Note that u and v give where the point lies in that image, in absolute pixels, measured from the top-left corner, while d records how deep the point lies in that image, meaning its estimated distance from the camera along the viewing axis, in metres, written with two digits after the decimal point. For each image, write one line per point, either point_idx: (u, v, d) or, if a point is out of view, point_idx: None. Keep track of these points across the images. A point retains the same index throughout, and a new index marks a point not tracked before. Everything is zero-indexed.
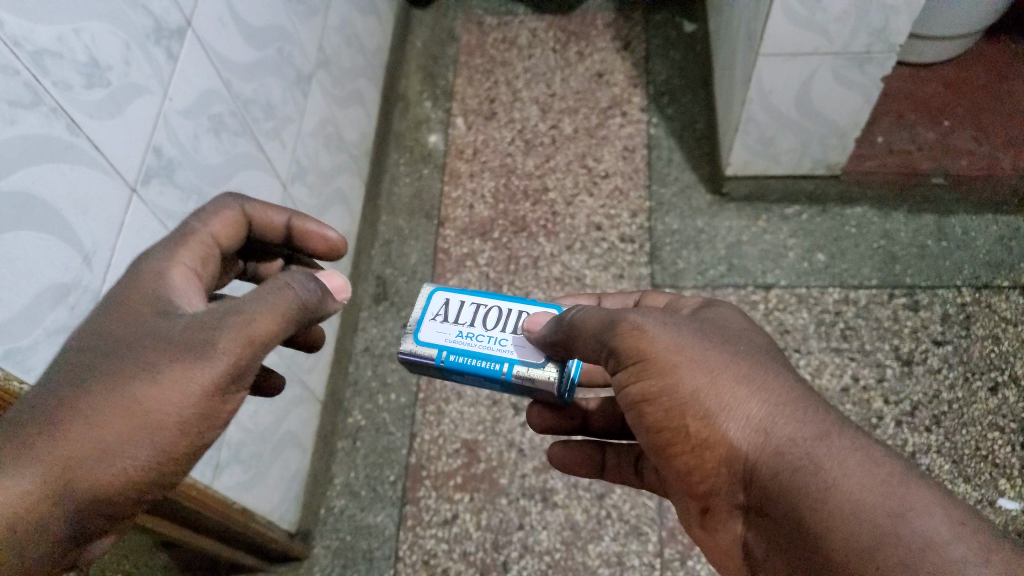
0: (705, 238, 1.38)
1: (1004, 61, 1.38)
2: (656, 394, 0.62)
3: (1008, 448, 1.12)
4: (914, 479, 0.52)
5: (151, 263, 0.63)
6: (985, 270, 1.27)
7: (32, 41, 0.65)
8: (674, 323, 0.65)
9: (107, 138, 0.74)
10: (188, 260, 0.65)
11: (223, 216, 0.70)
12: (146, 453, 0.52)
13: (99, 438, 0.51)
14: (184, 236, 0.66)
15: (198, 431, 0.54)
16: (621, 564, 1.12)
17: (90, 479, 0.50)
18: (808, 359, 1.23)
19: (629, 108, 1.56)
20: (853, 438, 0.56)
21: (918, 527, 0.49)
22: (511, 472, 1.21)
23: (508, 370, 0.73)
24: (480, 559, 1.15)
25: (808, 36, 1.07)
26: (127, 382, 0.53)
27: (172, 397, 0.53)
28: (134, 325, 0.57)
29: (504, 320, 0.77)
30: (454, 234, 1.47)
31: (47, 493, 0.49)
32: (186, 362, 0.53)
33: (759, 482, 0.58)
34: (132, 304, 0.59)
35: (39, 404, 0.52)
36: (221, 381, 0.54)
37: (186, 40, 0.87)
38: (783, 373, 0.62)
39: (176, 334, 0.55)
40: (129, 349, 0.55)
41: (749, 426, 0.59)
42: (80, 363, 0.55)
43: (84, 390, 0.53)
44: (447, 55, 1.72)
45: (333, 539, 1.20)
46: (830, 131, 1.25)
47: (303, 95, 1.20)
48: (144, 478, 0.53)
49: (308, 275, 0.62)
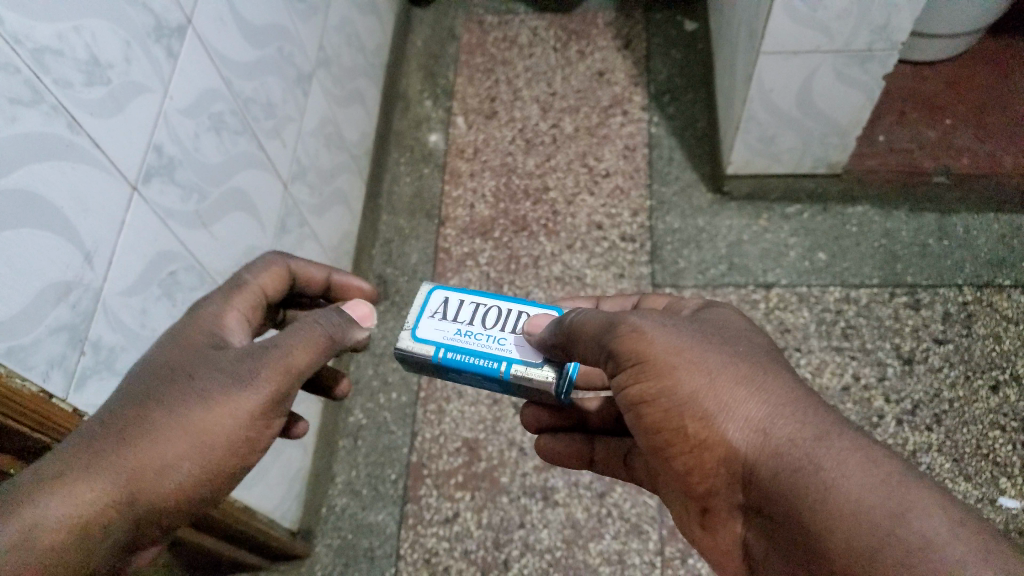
0: (706, 237, 1.38)
1: (1006, 59, 1.38)
2: (655, 395, 0.62)
3: (1008, 447, 1.11)
4: (914, 479, 0.52)
5: (208, 309, 0.69)
6: (986, 269, 1.27)
7: (33, 38, 0.65)
8: (672, 324, 0.65)
9: (108, 136, 0.74)
10: (240, 306, 0.71)
11: (270, 270, 0.77)
12: (194, 472, 0.58)
13: (157, 458, 0.57)
14: (238, 286, 0.73)
15: (243, 452, 0.61)
16: (622, 562, 1.12)
17: (150, 494, 0.57)
18: (809, 358, 1.23)
19: (630, 107, 1.56)
20: (853, 438, 0.55)
21: (918, 528, 0.49)
22: (512, 471, 1.21)
23: (506, 369, 0.73)
24: (481, 558, 1.15)
25: (810, 34, 1.07)
26: (180, 408, 0.59)
27: (220, 421, 0.59)
28: (184, 356, 0.63)
29: (505, 321, 0.77)
30: (455, 233, 1.46)
31: (112, 507, 0.55)
32: (231, 391, 0.60)
33: (758, 482, 0.58)
34: (183, 339, 0.65)
35: (100, 427, 0.58)
36: (264, 408, 0.61)
37: (186, 39, 0.87)
38: (782, 373, 0.61)
39: (223, 365, 0.62)
40: (181, 377, 0.61)
41: (748, 427, 0.59)
42: (135, 390, 0.61)
43: (141, 414, 0.58)
44: (448, 54, 1.72)
45: (335, 538, 1.19)
46: (831, 130, 1.25)
47: (303, 94, 1.20)
48: (195, 492, 0.59)
49: (337, 312, 0.69)
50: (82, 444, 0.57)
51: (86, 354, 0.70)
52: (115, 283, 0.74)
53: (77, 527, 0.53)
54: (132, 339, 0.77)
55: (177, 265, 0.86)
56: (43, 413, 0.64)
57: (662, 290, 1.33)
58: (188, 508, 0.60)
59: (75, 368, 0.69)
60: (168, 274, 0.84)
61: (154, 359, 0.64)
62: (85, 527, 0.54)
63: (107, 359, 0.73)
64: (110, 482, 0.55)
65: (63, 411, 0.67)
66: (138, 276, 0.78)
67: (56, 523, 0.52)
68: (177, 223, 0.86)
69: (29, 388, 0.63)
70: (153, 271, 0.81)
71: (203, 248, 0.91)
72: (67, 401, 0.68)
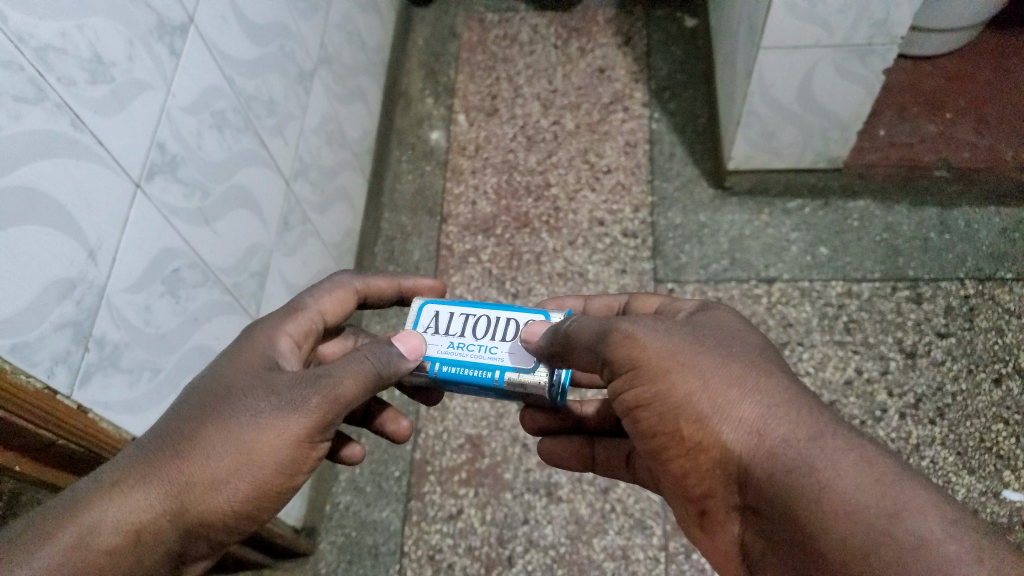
0: (708, 233, 1.38)
1: (1006, 53, 1.39)
2: (650, 399, 0.62)
3: (1012, 440, 1.11)
4: (909, 479, 0.52)
5: (261, 334, 0.73)
6: (988, 262, 1.27)
7: (37, 37, 0.65)
8: (664, 326, 0.65)
9: (111, 133, 0.74)
10: (293, 331, 0.75)
11: (335, 294, 0.83)
12: (240, 490, 0.61)
13: (205, 475, 0.60)
14: (297, 311, 0.78)
15: (288, 475, 0.63)
16: (626, 557, 1.12)
17: (198, 509, 0.60)
18: (811, 352, 1.23)
19: (630, 103, 1.56)
20: (846, 438, 0.56)
21: (912, 527, 0.49)
22: (515, 467, 1.21)
23: (500, 377, 0.73)
24: (485, 554, 1.15)
25: (810, 30, 1.07)
26: (230, 427, 0.62)
27: (271, 443, 0.61)
28: (238, 378, 0.66)
29: (498, 329, 0.76)
30: (457, 230, 1.47)
31: (162, 518, 0.59)
32: (279, 415, 0.62)
33: (753, 483, 0.58)
34: (238, 359, 0.69)
35: (156, 441, 0.62)
36: (307, 433, 0.62)
37: (188, 37, 0.87)
38: (776, 373, 0.61)
39: (274, 388, 0.64)
40: (232, 398, 0.64)
41: (743, 428, 0.59)
42: (191, 407, 0.64)
43: (193, 431, 0.62)
44: (448, 52, 1.72)
45: (339, 535, 1.20)
46: (832, 125, 1.25)
47: (305, 92, 1.20)
48: (240, 510, 0.62)
49: (387, 345, 0.70)
50: (140, 456, 0.61)
51: (91, 350, 0.71)
52: (118, 280, 0.75)
53: (130, 533, 0.58)
54: (135, 336, 0.78)
55: (180, 263, 0.86)
56: (47, 408, 0.65)
57: (664, 286, 1.33)
58: (234, 525, 0.63)
59: (79, 365, 0.69)
60: (170, 272, 0.84)
61: (211, 377, 0.67)
62: (137, 535, 0.58)
63: (111, 355, 0.74)
64: (162, 494, 0.59)
65: (67, 407, 0.67)
66: (141, 273, 0.78)
67: (111, 528, 0.57)
68: (179, 221, 0.86)
69: (34, 385, 0.63)
70: (156, 268, 0.81)
71: (207, 247, 0.92)
72: (71, 397, 0.68)
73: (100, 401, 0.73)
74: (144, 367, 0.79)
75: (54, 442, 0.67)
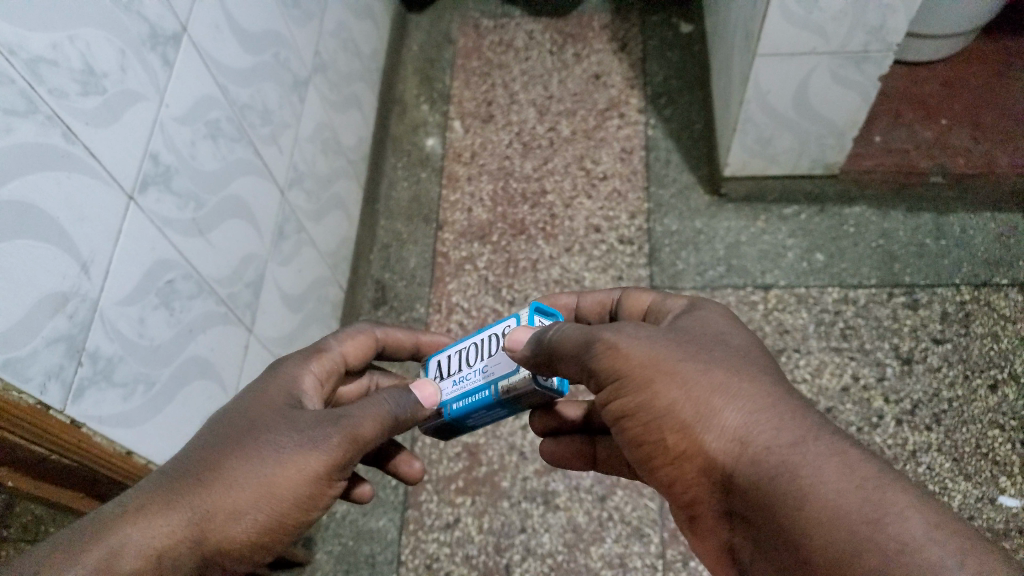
0: (704, 239, 1.38)
1: (999, 59, 1.39)
2: (634, 409, 0.63)
3: (1008, 446, 1.12)
4: (891, 483, 0.51)
5: (287, 371, 0.72)
6: (984, 268, 1.28)
7: (27, 48, 0.64)
8: (646, 333, 0.65)
9: (104, 145, 0.73)
10: (315, 368, 0.75)
11: (354, 338, 0.83)
12: (257, 519, 0.61)
13: (226, 504, 0.60)
14: (320, 351, 0.78)
15: (306, 508, 0.63)
16: (624, 566, 1.11)
17: (217, 537, 0.60)
18: (808, 359, 1.23)
19: (626, 109, 1.56)
20: (829, 442, 0.54)
21: (895, 533, 0.48)
22: (512, 475, 1.21)
23: (495, 390, 0.71)
24: (483, 562, 1.14)
25: (806, 37, 1.07)
26: (249, 457, 0.62)
27: (292, 478, 0.62)
28: (262, 411, 0.66)
29: (483, 348, 0.75)
30: (453, 237, 1.46)
31: (184, 543, 0.59)
32: (301, 451, 0.62)
33: (736, 491, 0.57)
34: (264, 393, 0.69)
35: (177, 466, 0.62)
36: (328, 470, 0.63)
37: (181, 46, 0.86)
38: (760, 377, 0.60)
39: (299, 424, 0.65)
40: (255, 428, 0.64)
41: (726, 436, 0.58)
42: (211, 436, 0.65)
43: (214, 457, 0.62)
44: (443, 58, 1.72)
45: (335, 545, 1.19)
46: (828, 132, 1.25)
47: (299, 100, 1.19)
48: (256, 538, 0.62)
49: (401, 390, 0.72)
50: (163, 481, 0.61)
51: (84, 364, 0.70)
52: (112, 293, 0.74)
53: (151, 558, 0.57)
54: (130, 348, 0.77)
55: (174, 274, 0.85)
56: (40, 424, 0.64)
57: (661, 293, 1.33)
58: (250, 552, 0.63)
59: (73, 380, 0.68)
60: (165, 283, 0.83)
61: (233, 407, 0.67)
62: (158, 560, 0.58)
63: (105, 369, 0.73)
64: (185, 520, 0.59)
65: (60, 422, 0.67)
66: (135, 285, 0.78)
67: (134, 553, 0.57)
68: (173, 232, 0.85)
69: (26, 402, 0.63)
70: (150, 279, 0.81)
71: (201, 257, 0.91)
72: (64, 413, 0.68)
73: (94, 416, 0.72)
74: (139, 380, 0.78)
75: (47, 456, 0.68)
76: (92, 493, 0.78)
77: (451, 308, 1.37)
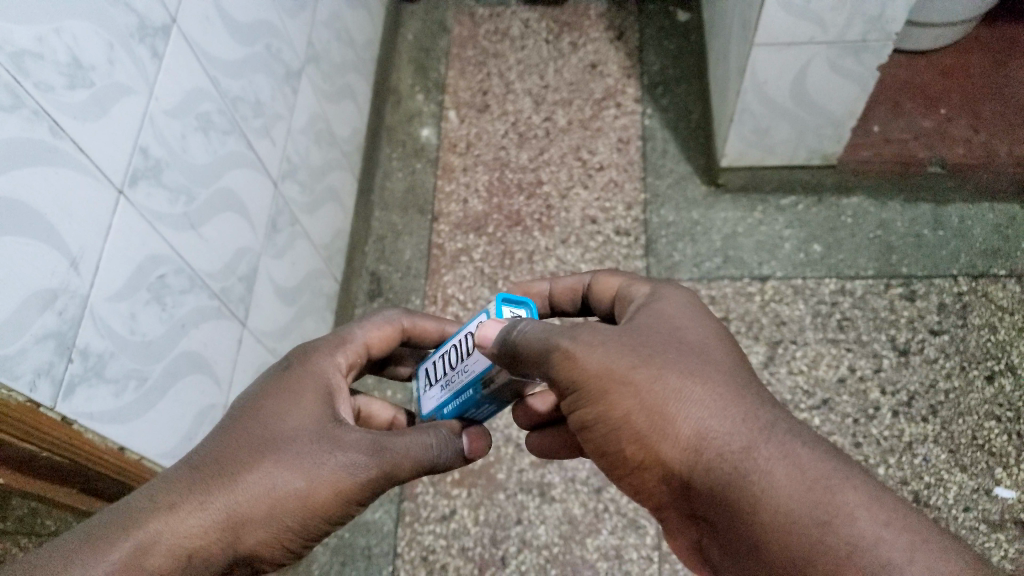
0: (701, 230, 1.38)
1: (1000, 47, 1.37)
2: (593, 419, 0.63)
3: (1004, 437, 1.12)
4: (842, 482, 0.54)
5: (317, 363, 0.72)
6: (981, 259, 1.27)
7: (12, 42, 0.63)
8: (600, 334, 0.63)
9: (91, 139, 0.72)
10: (339, 361, 0.75)
11: (383, 328, 0.82)
12: (278, 528, 0.62)
13: (254, 513, 0.61)
14: (346, 341, 0.77)
15: (332, 521, 0.65)
16: (619, 557, 1.12)
17: (244, 542, 0.62)
18: (805, 350, 1.23)
19: (623, 99, 1.55)
20: (781, 443, 0.57)
21: (846, 534, 0.52)
22: (508, 467, 1.21)
23: (478, 389, 0.69)
24: (479, 554, 1.15)
25: (804, 26, 1.05)
26: (278, 466, 0.63)
27: (326, 499, 0.63)
28: (303, 423, 0.66)
29: (458, 348, 0.70)
30: (448, 229, 1.45)
31: (214, 545, 0.61)
32: (334, 474, 0.63)
33: (697, 496, 0.59)
34: (293, 384, 0.69)
35: (197, 464, 0.63)
36: (358, 494, 0.64)
37: (170, 37, 0.85)
38: (713, 377, 0.60)
39: (343, 444, 0.64)
40: (287, 437, 0.64)
41: (683, 445, 0.59)
42: (223, 440, 0.64)
43: (245, 460, 0.63)
44: (438, 47, 1.70)
45: (331, 537, 1.19)
46: (826, 122, 1.24)
47: (292, 91, 1.18)
48: (280, 545, 0.64)
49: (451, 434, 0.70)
50: (180, 480, 0.61)
51: (75, 361, 0.70)
52: (103, 289, 0.74)
53: (182, 554, 0.59)
54: (121, 345, 0.77)
55: (166, 269, 0.85)
56: (31, 421, 0.65)
57: None
58: (273, 557, 0.65)
59: (62, 376, 0.68)
60: (157, 278, 0.83)
61: (258, 406, 0.67)
62: (190, 557, 0.59)
63: (96, 366, 0.73)
64: (211, 523, 0.60)
65: (50, 418, 0.67)
66: (126, 280, 0.77)
67: (164, 550, 0.58)
68: (164, 227, 0.84)
69: (15, 399, 0.63)
70: (141, 276, 0.80)
71: (194, 253, 0.91)
72: (54, 409, 0.68)
73: (85, 413, 0.71)
74: (131, 376, 0.78)
75: (36, 452, 0.68)
76: (87, 489, 0.79)
77: (447, 300, 1.37)
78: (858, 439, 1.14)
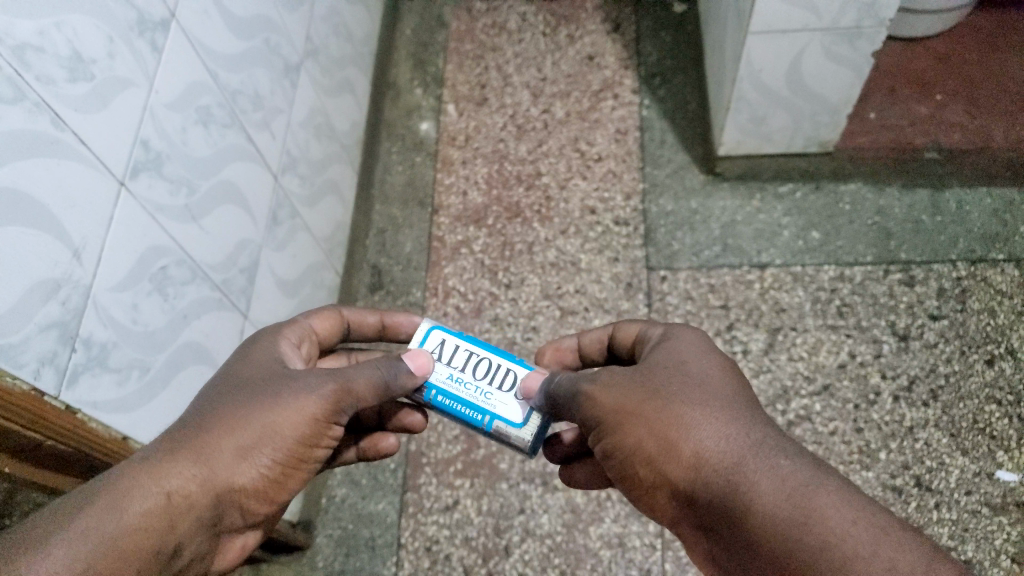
0: (699, 219, 1.38)
1: (994, 33, 1.38)
2: (614, 450, 0.67)
3: (1005, 421, 1.12)
4: (820, 486, 0.56)
5: (264, 335, 0.76)
6: (979, 244, 1.27)
7: (13, 36, 0.64)
8: (618, 377, 0.69)
9: (91, 130, 0.73)
10: (290, 333, 0.78)
11: (324, 316, 0.84)
12: (258, 463, 0.65)
13: (231, 448, 0.64)
14: (291, 321, 0.80)
15: (307, 450, 0.68)
16: (622, 545, 1.13)
17: (226, 478, 0.64)
18: (805, 337, 1.23)
19: (620, 90, 1.55)
20: (768, 457, 0.59)
21: (819, 534, 0.54)
22: (510, 457, 1.22)
23: (489, 423, 0.76)
24: (482, 544, 1.16)
25: (796, 13, 1.05)
26: (247, 410, 0.66)
27: (293, 421, 0.66)
28: (262, 372, 0.70)
29: (496, 375, 0.78)
30: (448, 221, 1.46)
31: (195, 483, 0.62)
32: (297, 402, 0.67)
33: (701, 510, 0.62)
34: (249, 353, 0.73)
35: (178, 434, 0.65)
36: (325, 413, 0.68)
37: (169, 33, 0.86)
38: (710, 402, 0.64)
39: (296, 376, 0.69)
40: (253, 383, 0.68)
41: (683, 463, 0.62)
42: (198, 407, 0.67)
43: (218, 415, 0.66)
44: (436, 41, 1.71)
45: (335, 529, 1.20)
46: (821, 109, 1.24)
47: (291, 86, 1.19)
48: (261, 477, 0.66)
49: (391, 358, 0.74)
50: (165, 442, 0.64)
51: (78, 351, 0.71)
52: (104, 280, 0.74)
53: (161, 496, 0.60)
54: (123, 335, 0.77)
55: (167, 260, 0.86)
56: (38, 411, 0.65)
57: (657, 274, 1.33)
58: (258, 494, 0.66)
59: (67, 365, 0.69)
60: (158, 269, 0.84)
61: (225, 376, 0.70)
62: (169, 498, 0.61)
63: (99, 355, 0.74)
64: (194, 469, 0.63)
65: (55, 408, 0.67)
66: (128, 271, 0.78)
67: (144, 495, 0.60)
68: (165, 217, 0.85)
69: (21, 387, 0.64)
70: (143, 266, 0.81)
71: (198, 245, 0.92)
72: (59, 398, 0.68)
73: (88, 401, 0.73)
74: (133, 365, 0.79)
75: (42, 443, 0.67)
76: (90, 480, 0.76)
77: (447, 292, 1.38)
78: (859, 424, 1.15)
